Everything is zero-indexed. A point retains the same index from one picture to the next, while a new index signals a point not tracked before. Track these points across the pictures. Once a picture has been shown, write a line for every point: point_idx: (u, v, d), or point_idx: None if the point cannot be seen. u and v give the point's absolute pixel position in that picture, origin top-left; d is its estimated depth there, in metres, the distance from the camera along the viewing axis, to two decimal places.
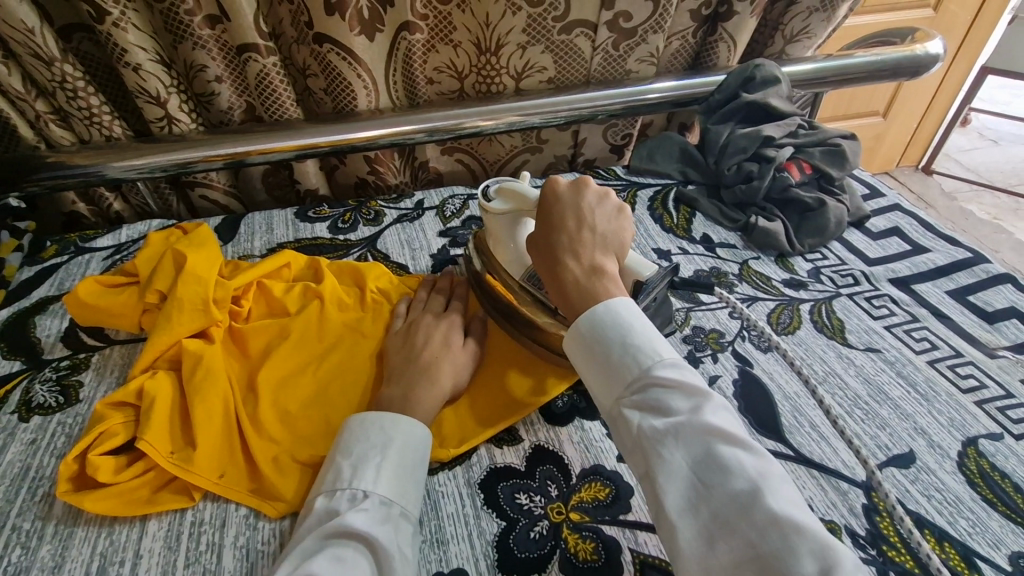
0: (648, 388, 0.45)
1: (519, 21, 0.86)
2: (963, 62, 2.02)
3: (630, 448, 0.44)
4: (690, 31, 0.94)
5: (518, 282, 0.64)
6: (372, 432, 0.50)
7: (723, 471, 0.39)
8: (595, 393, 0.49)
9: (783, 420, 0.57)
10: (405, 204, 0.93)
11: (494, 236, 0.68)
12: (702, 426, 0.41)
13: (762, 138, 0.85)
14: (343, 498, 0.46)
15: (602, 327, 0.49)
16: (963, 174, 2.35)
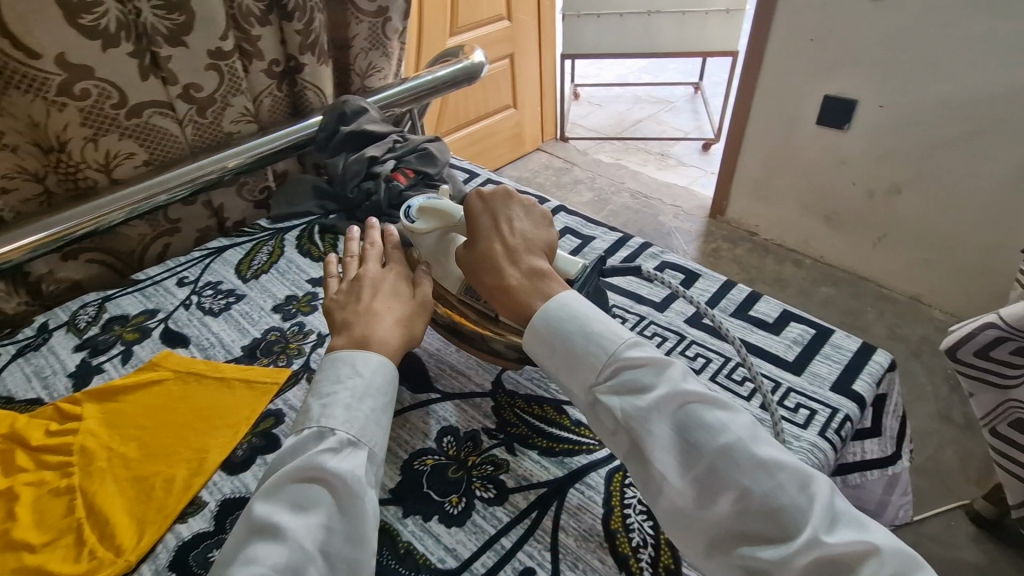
0: (621, 371, 0.53)
1: (72, 116, 0.83)
2: (547, 54, 2.60)
3: (612, 426, 0.53)
4: (274, 87, 1.05)
5: (458, 296, 0.68)
6: (361, 366, 0.55)
7: (707, 431, 0.48)
8: (566, 385, 0.57)
9: (430, 373, 0.70)
10: (23, 333, 0.82)
11: (427, 257, 0.70)
12: (676, 396, 0.50)
13: (368, 160, 1.00)
14: (310, 438, 0.52)
15: (567, 329, 0.56)
16: (588, 134, 2.98)
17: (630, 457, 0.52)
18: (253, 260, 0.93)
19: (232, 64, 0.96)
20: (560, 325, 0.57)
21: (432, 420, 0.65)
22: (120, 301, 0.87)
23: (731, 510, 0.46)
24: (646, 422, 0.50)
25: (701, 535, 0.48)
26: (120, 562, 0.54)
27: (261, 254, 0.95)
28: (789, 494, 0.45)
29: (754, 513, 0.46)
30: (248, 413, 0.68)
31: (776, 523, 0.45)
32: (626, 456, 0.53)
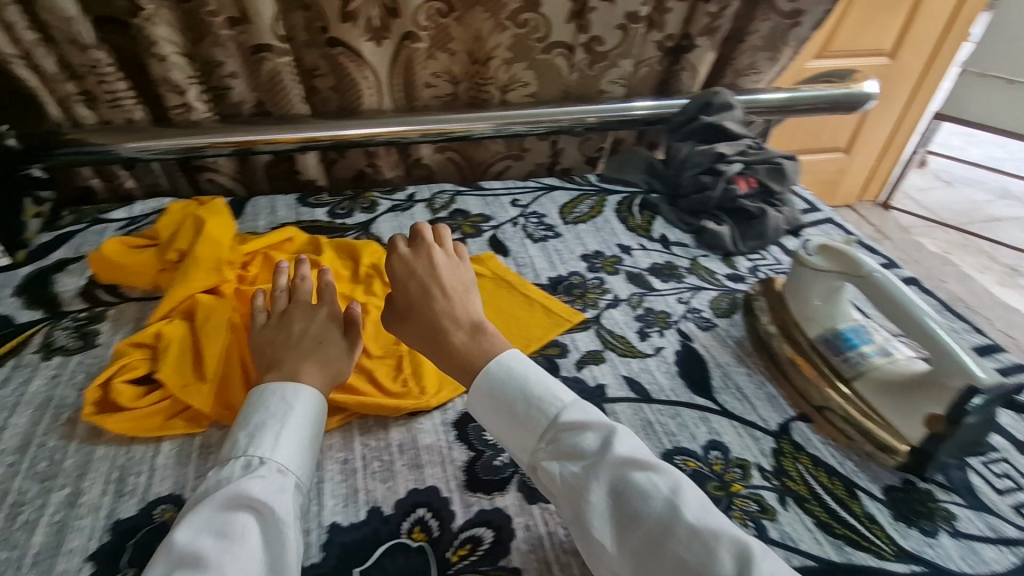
0: (560, 432, 0.52)
1: (505, 39, 0.98)
2: (918, 105, 2.19)
3: (550, 490, 0.51)
4: (655, 60, 1.06)
5: (813, 340, 0.68)
6: (271, 398, 0.54)
7: (642, 495, 0.47)
8: (512, 447, 0.55)
9: (713, 382, 0.68)
10: (398, 196, 1.03)
11: (794, 292, 0.72)
12: (615, 458, 0.49)
13: (715, 155, 0.97)
14: (243, 463, 0.49)
15: (501, 387, 0.55)
16: (919, 212, 2.48)
17: (571, 526, 0.49)
18: (575, 207, 1.01)
19: (637, 29, 1.00)
20: (493, 380, 0.56)
21: (703, 427, 0.62)
22: (467, 199, 1.02)
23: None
24: (580, 483, 0.49)
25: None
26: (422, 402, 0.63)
27: (585, 204, 1.02)
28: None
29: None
30: (541, 333, 0.74)
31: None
32: (568, 525, 0.49)
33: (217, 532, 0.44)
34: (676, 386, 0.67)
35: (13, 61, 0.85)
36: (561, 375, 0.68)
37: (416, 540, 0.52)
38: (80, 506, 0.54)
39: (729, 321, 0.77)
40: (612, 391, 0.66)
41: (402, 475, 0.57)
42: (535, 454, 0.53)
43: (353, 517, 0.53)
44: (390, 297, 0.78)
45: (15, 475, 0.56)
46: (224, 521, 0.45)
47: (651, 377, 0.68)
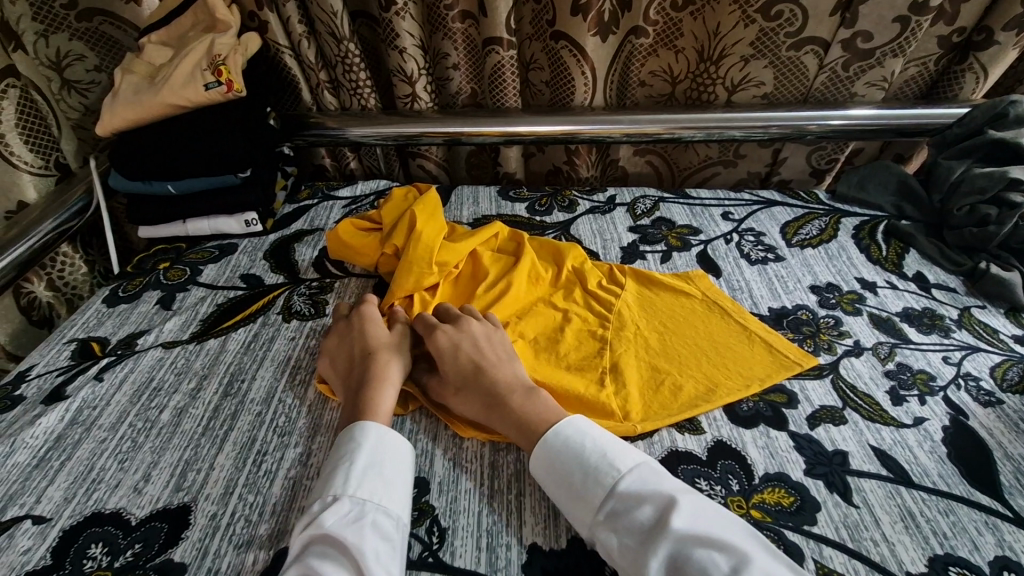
0: (616, 504, 0.47)
1: (748, 34, 0.88)
2: None
3: (617, 568, 0.45)
4: (933, 58, 0.89)
5: None
6: (354, 434, 0.54)
7: (699, 575, 0.40)
8: (573, 523, 0.50)
9: (1000, 478, 0.53)
10: (598, 197, 0.98)
11: None
12: (672, 528, 0.43)
13: (1009, 180, 0.76)
14: (326, 501, 0.49)
15: (556, 459, 0.51)
16: None
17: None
18: (801, 228, 0.87)
19: (922, 21, 0.83)
20: (549, 452, 0.52)
21: (989, 535, 0.49)
22: (672, 206, 0.94)
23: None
24: (640, 559, 0.43)
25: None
26: (628, 428, 0.58)
27: (813, 225, 0.88)
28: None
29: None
30: (763, 374, 0.64)
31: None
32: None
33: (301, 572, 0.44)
34: (946, 473, 0.54)
35: (283, 50, 0.97)
36: (790, 430, 0.58)
37: None
38: (309, 466, 0.58)
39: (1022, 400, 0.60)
40: (858, 462, 0.55)
41: None
42: (591, 526, 0.48)
43: (554, 543, 0.51)
44: (590, 305, 0.73)
45: (260, 424, 0.63)
46: (307, 561, 0.45)
47: (909, 454, 0.56)
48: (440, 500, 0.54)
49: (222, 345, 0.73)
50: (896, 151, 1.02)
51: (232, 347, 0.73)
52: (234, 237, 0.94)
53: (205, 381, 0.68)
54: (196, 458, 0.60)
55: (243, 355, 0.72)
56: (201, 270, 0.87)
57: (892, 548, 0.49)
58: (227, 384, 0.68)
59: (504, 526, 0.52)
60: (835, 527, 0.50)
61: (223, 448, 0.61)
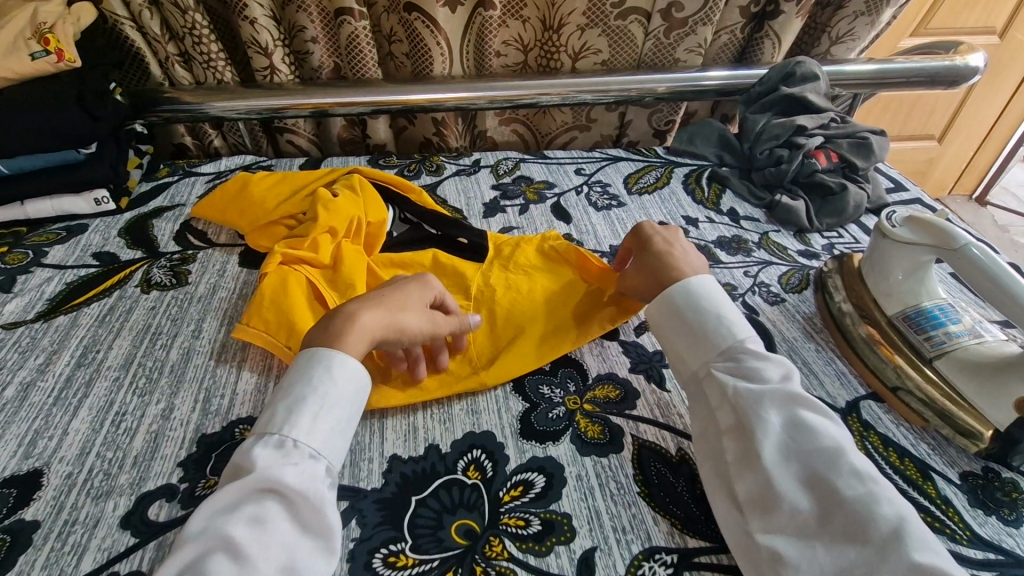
0: (740, 357, 0.55)
1: (580, 5, 0.98)
2: (1006, 84, 2.15)
3: (718, 402, 0.54)
4: (738, 27, 1.04)
5: (891, 320, 0.63)
6: (335, 382, 0.51)
7: (810, 431, 0.49)
8: (685, 355, 0.58)
9: (779, 356, 0.66)
10: (464, 161, 1.05)
11: (875, 262, 0.66)
12: (794, 394, 0.52)
13: (794, 127, 0.92)
14: (270, 444, 0.48)
15: (693, 314, 0.59)
16: (1001, 232, 2.42)
17: (727, 434, 0.52)
18: (640, 178, 0.99)
19: None
20: (687, 307, 0.59)
21: None
22: (531, 166, 1.03)
23: (836, 517, 0.45)
24: (752, 400, 0.51)
25: (787, 534, 0.46)
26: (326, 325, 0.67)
27: (650, 175, 1.00)
28: (910, 526, 0.44)
29: (849, 522, 0.44)
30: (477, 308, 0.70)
31: (879, 542, 0.43)
32: (723, 431, 0.53)
33: (249, 523, 0.44)
34: None
35: (123, 22, 0.94)
36: (620, 339, 0.69)
37: (471, 477, 0.54)
38: (173, 418, 0.59)
39: (799, 297, 0.74)
40: None
41: (459, 418, 0.59)
42: (707, 369, 0.56)
43: (412, 451, 0.56)
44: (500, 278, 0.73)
45: (118, 388, 0.62)
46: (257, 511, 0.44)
47: None
48: None
49: (72, 320, 0.71)
50: (722, 112, 1.17)
51: (85, 321, 0.71)
52: (83, 218, 0.90)
53: (55, 356, 0.66)
54: (48, 427, 0.58)
55: (97, 328, 0.70)
56: (46, 252, 0.82)
57: None
58: (80, 356, 0.66)
59: (367, 443, 0.56)
60: (672, 418, 0.60)
61: (79, 413, 0.60)
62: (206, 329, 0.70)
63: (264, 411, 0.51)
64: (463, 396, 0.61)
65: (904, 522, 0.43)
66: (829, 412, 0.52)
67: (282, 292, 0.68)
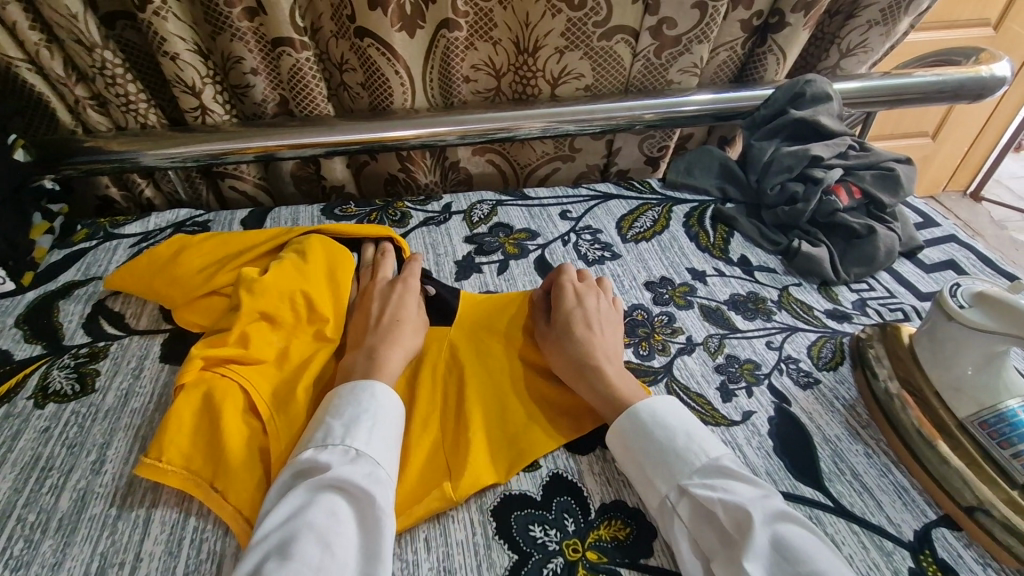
0: (714, 476, 0.47)
1: (558, 25, 0.85)
2: None
3: (700, 526, 0.46)
4: (738, 42, 0.91)
5: (961, 424, 0.52)
6: (382, 399, 0.51)
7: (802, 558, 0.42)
8: (651, 478, 0.49)
9: (822, 465, 0.53)
10: (432, 206, 0.91)
11: (933, 336, 0.55)
12: (781, 513, 0.45)
13: (810, 158, 0.80)
14: (335, 451, 0.47)
15: (656, 429, 0.51)
16: (1000, 230, 2.34)
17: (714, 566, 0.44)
18: (636, 221, 0.86)
19: (719, 7, 0.83)
20: (649, 416, 0.52)
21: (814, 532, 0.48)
22: (509, 210, 0.89)
23: None
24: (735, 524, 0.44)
25: None
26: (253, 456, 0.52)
27: (647, 216, 0.87)
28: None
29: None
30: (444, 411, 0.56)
31: None
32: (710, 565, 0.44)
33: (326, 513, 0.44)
34: (772, 469, 0.53)
35: (17, 64, 0.78)
36: None
37: None
38: None
39: (836, 377, 0.62)
40: None
41: None
42: (678, 491, 0.48)
43: None
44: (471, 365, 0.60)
45: None
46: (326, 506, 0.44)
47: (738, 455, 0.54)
48: None
49: None
50: (720, 134, 1.05)
51: None
52: None
53: None
54: None
55: None
56: None
57: None
58: None
59: None
60: None
61: None
62: (110, 460, 0.56)
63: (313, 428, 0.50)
64: (434, 549, 0.48)
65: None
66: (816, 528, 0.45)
67: (195, 412, 0.53)
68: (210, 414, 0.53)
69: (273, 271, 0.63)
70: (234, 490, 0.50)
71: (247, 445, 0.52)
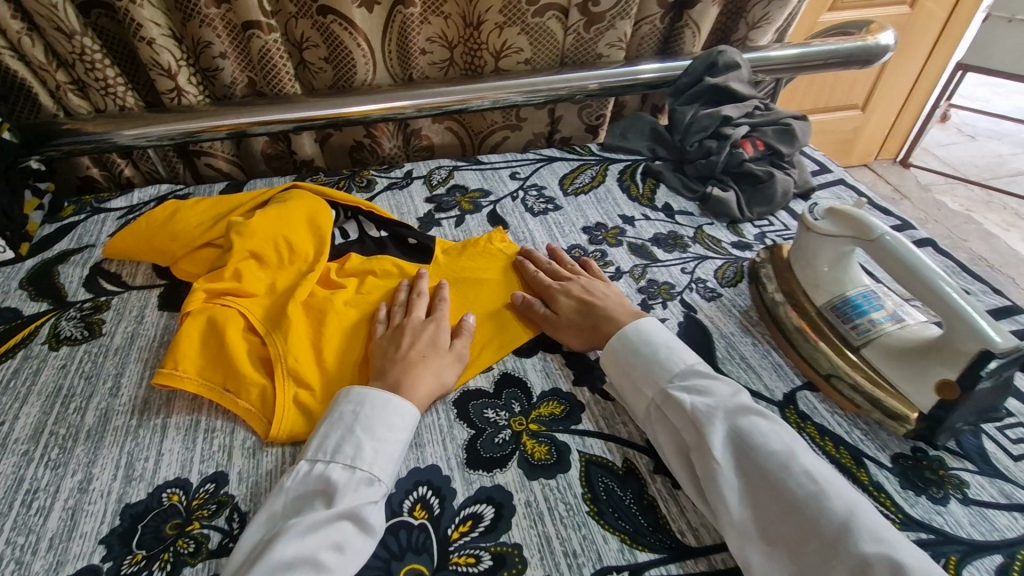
0: (693, 380, 0.57)
1: (496, 2, 0.96)
2: (921, 51, 2.25)
3: (679, 421, 0.54)
4: (657, 17, 1.04)
5: (821, 310, 0.65)
6: (402, 420, 0.55)
7: (763, 438, 0.51)
8: (640, 392, 0.58)
9: (718, 353, 0.66)
10: (395, 173, 1.02)
11: (805, 250, 0.68)
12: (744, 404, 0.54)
13: (721, 118, 0.93)
14: (355, 480, 0.50)
15: (644, 346, 0.60)
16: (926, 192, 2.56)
17: (692, 451, 0.53)
18: (576, 178, 0.99)
19: None
20: (640, 334, 0.62)
21: None
22: (465, 173, 1.01)
23: (800, 521, 0.46)
24: (709, 413, 0.53)
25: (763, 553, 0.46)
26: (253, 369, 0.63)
27: (585, 174, 0.99)
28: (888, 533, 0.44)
29: (809, 522, 0.45)
30: None
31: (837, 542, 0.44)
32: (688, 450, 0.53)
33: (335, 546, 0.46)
34: None
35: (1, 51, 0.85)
36: (563, 350, 0.68)
37: (417, 517, 0.52)
38: (92, 490, 0.55)
39: (735, 291, 0.75)
40: None
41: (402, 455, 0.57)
42: (662, 393, 0.57)
43: None
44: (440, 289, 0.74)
45: (27, 462, 0.57)
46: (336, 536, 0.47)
47: None
48: (239, 488, 0.55)
49: None
50: (652, 102, 1.18)
51: None
52: None
53: None
54: None
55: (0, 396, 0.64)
56: None
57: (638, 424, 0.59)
58: None
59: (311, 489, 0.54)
60: (614, 425, 0.60)
61: None
62: (125, 385, 0.65)
63: (339, 438, 0.53)
64: None
65: (858, 514, 0.45)
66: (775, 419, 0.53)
67: (201, 336, 0.64)
68: (216, 335, 0.64)
69: (256, 223, 0.74)
70: (244, 393, 0.61)
71: (249, 360, 0.63)
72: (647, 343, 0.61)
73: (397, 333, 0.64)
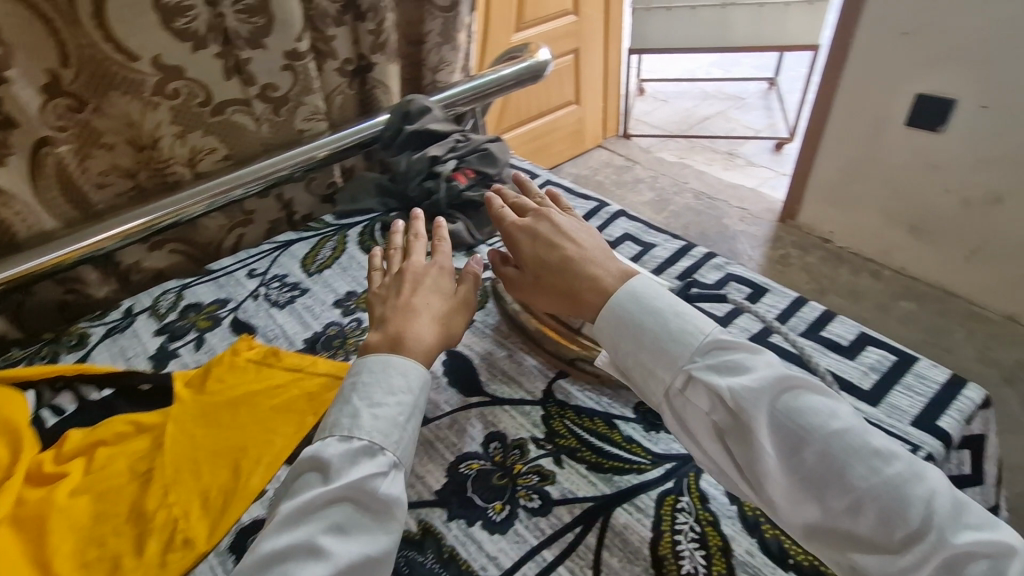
0: (710, 352, 0.55)
1: (163, 116, 0.90)
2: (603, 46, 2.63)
3: (709, 406, 0.53)
4: (344, 86, 1.08)
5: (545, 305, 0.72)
6: (397, 377, 0.58)
7: (818, 421, 0.49)
8: (655, 370, 0.57)
9: (481, 377, 0.71)
10: (112, 316, 0.89)
11: None
12: (785, 379, 0.52)
13: (428, 160, 1.01)
14: (342, 454, 0.53)
15: (650, 318, 0.58)
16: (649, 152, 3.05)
17: (731, 441, 0.52)
18: (317, 255, 0.97)
19: (306, 64, 0.99)
20: (634, 305, 0.59)
21: (479, 426, 0.65)
22: (197, 289, 0.92)
23: (878, 509, 0.46)
24: (750, 400, 0.51)
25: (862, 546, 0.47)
26: None
27: (325, 248, 0.98)
28: (969, 519, 0.46)
29: (891, 512, 0.46)
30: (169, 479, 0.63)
31: (919, 532, 0.45)
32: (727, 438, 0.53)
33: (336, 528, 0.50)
34: (449, 398, 0.68)
35: None
36: None
37: None
38: None
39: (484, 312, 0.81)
40: None
41: None
42: (683, 377, 0.55)
43: None
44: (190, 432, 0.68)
45: None
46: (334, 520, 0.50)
47: None
48: None
49: None
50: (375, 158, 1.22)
51: None
52: None
53: None
54: None
55: None
56: None
57: (423, 480, 0.60)
58: None
59: None
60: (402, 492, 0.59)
61: None
62: None
63: (337, 411, 0.56)
64: None
65: (934, 497, 0.46)
66: (824, 391, 0.52)
67: None
68: None
69: None
70: None
71: None
72: (644, 293, 0.60)
73: (398, 280, 0.69)
